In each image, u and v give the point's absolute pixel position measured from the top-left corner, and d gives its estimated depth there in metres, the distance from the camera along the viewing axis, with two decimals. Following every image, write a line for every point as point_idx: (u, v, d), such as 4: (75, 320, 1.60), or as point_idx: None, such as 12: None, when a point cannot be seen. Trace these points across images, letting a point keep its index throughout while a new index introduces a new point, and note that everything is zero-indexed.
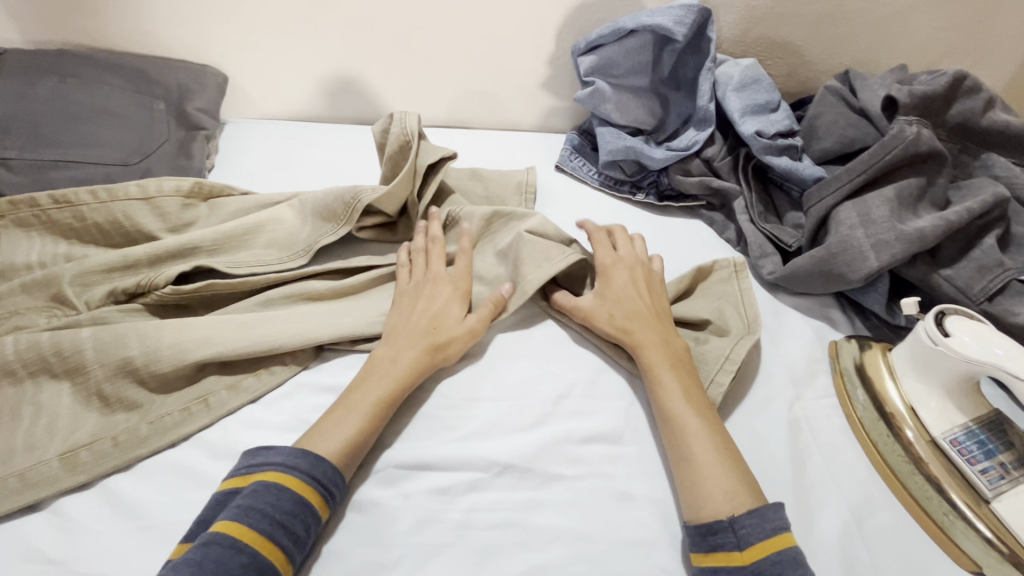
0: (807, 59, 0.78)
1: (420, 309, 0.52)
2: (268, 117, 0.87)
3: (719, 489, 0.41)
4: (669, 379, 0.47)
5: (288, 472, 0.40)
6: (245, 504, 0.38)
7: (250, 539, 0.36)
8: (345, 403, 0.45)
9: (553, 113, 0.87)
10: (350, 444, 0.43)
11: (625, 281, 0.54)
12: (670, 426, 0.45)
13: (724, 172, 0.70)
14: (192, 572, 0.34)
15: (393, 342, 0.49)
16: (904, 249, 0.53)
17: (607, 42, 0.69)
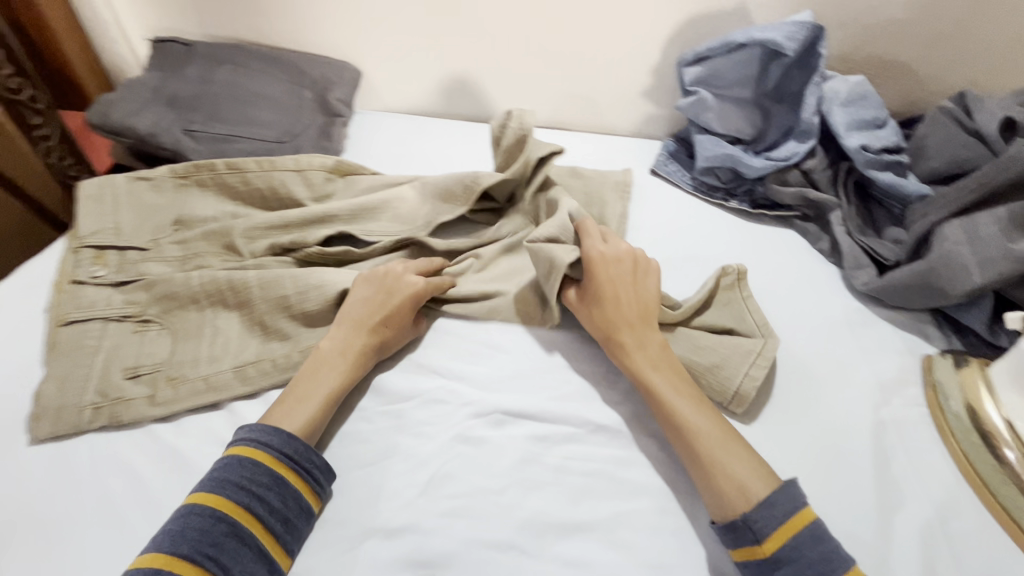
0: (919, 78, 0.78)
1: (367, 300, 0.55)
2: (390, 110, 0.97)
3: (728, 483, 0.43)
4: (661, 384, 0.49)
5: (260, 449, 0.45)
6: (219, 477, 0.44)
7: (227, 509, 0.42)
8: (295, 394, 0.49)
9: (651, 119, 0.91)
10: (309, 423, 0.48)
11: (617, 282, 0.54)
12: (672, 428, 0.48)
13: (822, 185, 0.71)
14: (174, 540, 0.40)
15: (340, 332, 0.54)
16: (1013, 268, 0.53)
17: (714, 54, 0.73)
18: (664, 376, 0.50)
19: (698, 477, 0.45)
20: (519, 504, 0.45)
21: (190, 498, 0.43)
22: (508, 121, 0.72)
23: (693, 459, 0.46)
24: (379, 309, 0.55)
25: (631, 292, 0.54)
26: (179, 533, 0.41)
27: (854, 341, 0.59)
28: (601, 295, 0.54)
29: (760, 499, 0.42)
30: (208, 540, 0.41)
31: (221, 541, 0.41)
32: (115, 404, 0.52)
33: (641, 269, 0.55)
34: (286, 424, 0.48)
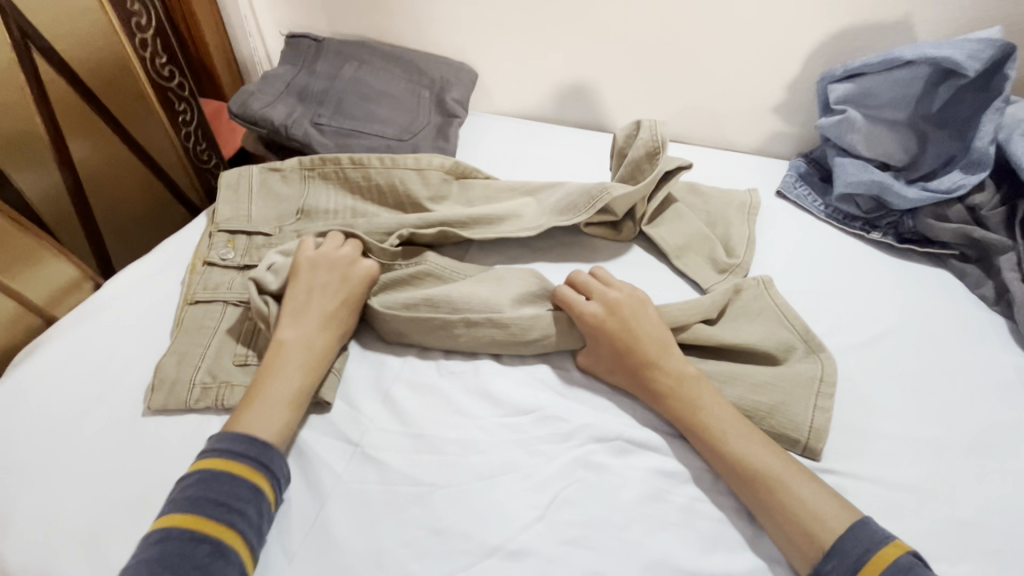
0: None
1: (337, 301, 0.56)
2: (499, 113, 0.97)
3: (798, 530, 0.42)
4: (714, 423, 0.48)
5: (235, 460, 0.45)
6: (196, 496, 0.43)
7: (207, 529, 0.42)
8: (259, 395, 0.49)
9: (778, 137, 0.85)
10: (285, 427, 0.49)
11: (641, 325, 0.53)
12: (729, 468, 0.46)
13: (992, 223, 0.63)
14: (154, 566, 0.39)
15: (301, 326, 0.54)
16: None
17: (870, 71, 0.67)
18: (713, 405, 0.49)
19: (766, 520, 0.44)
20: (643, 542, 0.43)
21: (163, 522, 0.42)
22: (638, 131, 0.70)
23: (758, 499, 0.44)
24: (332, 299, 0.56)
25: (646, 330, 0.53)
26: (161, 558, 0.40)
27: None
28: (621, 334, 0.52)
29: (839, 543, 0.40)
30: (195, 563, 0.40)
31: (205, 562, 0.40)
32: (231, 384, 0.53)
33: (644, 315, 0.54)
34: (263, 430, 0.48)
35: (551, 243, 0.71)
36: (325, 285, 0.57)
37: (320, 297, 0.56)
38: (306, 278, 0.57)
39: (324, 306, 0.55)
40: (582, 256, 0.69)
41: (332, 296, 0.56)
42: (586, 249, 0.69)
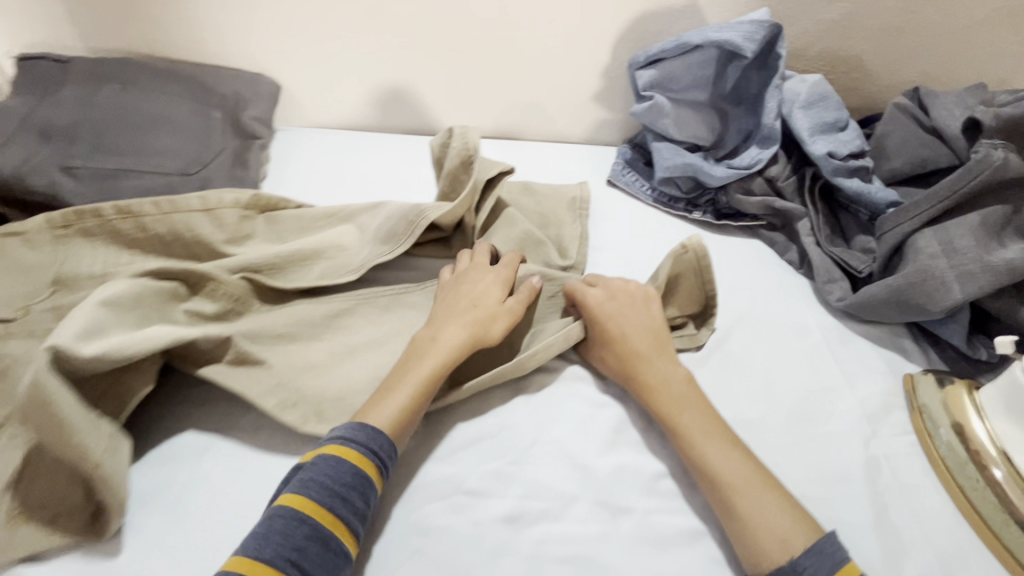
0: (871, 74, 0.76)
1: (480, 292, 0.54)
2: (318, 125, 0.87)
3: (768, 532, 0.40)
4: (688, 421, 0.46)
5: (345, 445, 0.42)
6: (308, 477, 0.40)
7: (316, 513, 0.39)
8: (387, 387, 0.47)
9: (604, 125, 0.86)
10: (396, 420, 0.45)
11: (631, 318, 0.52)
12: (700, 470, 0.44)
13: (787, 193, 0.67)
14: (259, 544, 0.37)
15: (452, 322, 0.51)
16: (991, 282, 0.51)
17: (667, 56, 0.68)
18: (693, 411, 0.47)
19: (726, 522, 0.42)
20: None
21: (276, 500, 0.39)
22: (451, 140, 0.70)
23: (720, 499, 0.43)
24: (469, 290, 0.54)
25: (653, 332, 0.52)
26: (263, 535, 0.37)
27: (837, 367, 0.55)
28: (613, 329, 0.51)
29: (804, 552, 0.39)
30: (296, 547, 0.37)
31: (305, 545, 0.37)
32: None
33: (652, 308, 0.53)
34: (373, 419, 0.44)
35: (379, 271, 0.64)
36: (474, 280, 0.55)
37: (472, 288, 0.54)
38: (459, 278, 0.56)
39: (454, 299, 0.54)
40: (413, 278, 0.63)
41: (475, 289, 0.54)
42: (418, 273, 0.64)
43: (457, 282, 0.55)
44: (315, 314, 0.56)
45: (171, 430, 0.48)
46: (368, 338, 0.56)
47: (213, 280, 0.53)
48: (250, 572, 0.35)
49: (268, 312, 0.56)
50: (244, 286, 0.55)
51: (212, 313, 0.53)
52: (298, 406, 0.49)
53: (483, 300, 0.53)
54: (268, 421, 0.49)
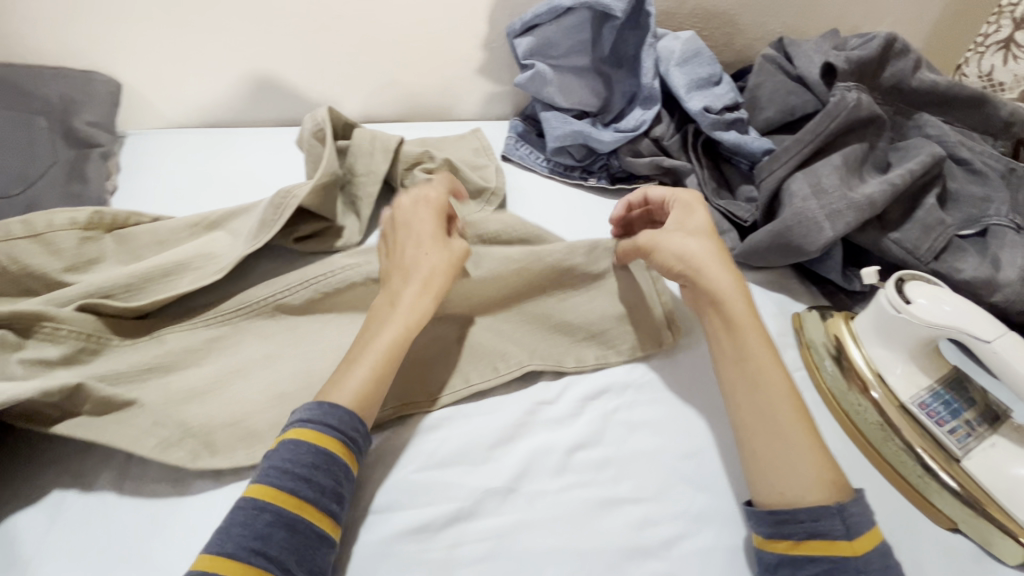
0: (741, 29, 0.78)
1: (417, 242, 0.51)
2: (176, 125, 0.77)
3: (813, 470, 0.39)
4: (758, 347, 0.44)
5: (298, 429, 0.40)
6: (265, 466, 0.38)
7: (278, 499, 0.36)
8: (354, 355, 0.45)
9: (493, 99, 0.83)
10: (365, 388, 0.43)
11: (708, 249, 0.49)
12: (760, 392, 0.42)
13: (674, 150, 0.68)
14: (219, 541, 0.35)
15: (398, 288, 0.49)
16: (857, 217, 0.54)
17: (542, 22, 0.66)
18: (765, 344, 0.44)
19: (771, 451, 0.40)
20: None
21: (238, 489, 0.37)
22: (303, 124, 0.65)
23: (778, 420, 0.41)
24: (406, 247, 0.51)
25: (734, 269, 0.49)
26: (226, 530, 0.35)
27: None
28: (684, 247, 0.49)
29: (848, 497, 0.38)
30: (257, 537, 0.35)
31: (267, 532, 0.35)
32: None
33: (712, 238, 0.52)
34: (333, 399, 0.42)
35: (261, 280, 0.58)
36: (411, 228, 0.53)
37: (419, 228, 0.52)
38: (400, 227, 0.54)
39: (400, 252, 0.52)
40: (297, 278, 0.58)
41: (413, 237, 0.52)
42: None
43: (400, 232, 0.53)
44: (190, 339, 0.50)
45: (10, 505, 0.40)
46: (250, 357, 0.50)
47: (51, 319, 0.46)
48: (214, 569, 0.33)
49: (132, 347, 0.49)
50: (94, 321, 0.48)
51: (60, 356, 0.45)
52: (186, 440, 0.43)
53: (427, 241, 0.51)
54: (150, 461, 0.43)
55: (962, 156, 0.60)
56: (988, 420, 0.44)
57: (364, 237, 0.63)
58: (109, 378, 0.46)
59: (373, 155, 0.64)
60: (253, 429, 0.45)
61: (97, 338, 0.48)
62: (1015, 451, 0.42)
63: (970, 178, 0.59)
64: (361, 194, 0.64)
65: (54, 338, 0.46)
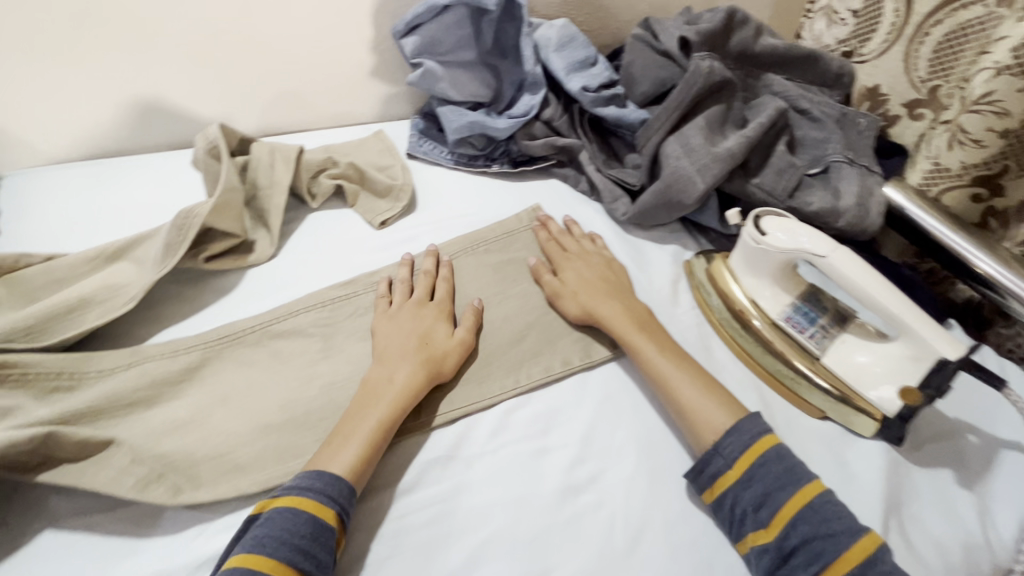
0: (614, 12, 0.84)
1: (426, 326, 0.53)
2: (56, 160, 0.73)
3: (712, 418, 0.47)
4: (639, 338, 0.52)
5: (298, 495, 0.41)
6: (261, 535, 0.39)
7: (273, 569, 0.37)
8: (344, 430, 0.45)
9: (392, 100, 0.85)
10: (356, 464, 0.43)
11: (583, 283, 0.57)
12: (656, 384, 0.50)
13: (564, 130, 0.73)
14: None
15: (403, 373, 0.49)
16: (721, 169, 0.61)
17: (424, 21, 0.70)
18: (651, 344, 0.52)
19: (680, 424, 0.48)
20: None
21: (231, 560, 0.38)
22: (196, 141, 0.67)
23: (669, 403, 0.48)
24: (410, 332, 0.52)
25: (624, 296, 0.56)
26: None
27: (634, 269, 0.63)
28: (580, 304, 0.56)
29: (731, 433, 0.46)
30: None
31: None
32: None
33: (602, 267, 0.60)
34: (330, 467, 0.43)
35: (176, 304, 0.57)
36: (415, 318, 0.54)
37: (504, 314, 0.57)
38: (395, 315, 0.54)
39: (407, 334, 0.52)
40: (216, 297, 0.58)
41: (424, 322, 0.53)
42: (225, 293, 0.59)
43: (395, 318, 0.54)
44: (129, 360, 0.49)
45: None
46: (172, 381, 0.49)
47: (16, 363, 0.46)
48: None
49: (109, 374, 0.48)
50: (64, 356, 0.48)
51: (35, 399, 0.46)
52: (141, 459, 0.43)
53: (433, 327, 0.53)
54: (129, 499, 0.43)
55: (803, 107, 0.69)
56: (838, 322, 0.53)
57: (279, 248, 0.64)
58: (85, 414, 0.45)
59: (274, 166, 0.66)
60: (197, 444, 0.45)
61: (78, 375, 0.48)
62: (858, 343, 0.51)
63: (812, 125, 0.68)
64: (268, 206, 0.64)
65: (26, 382, 0.46)
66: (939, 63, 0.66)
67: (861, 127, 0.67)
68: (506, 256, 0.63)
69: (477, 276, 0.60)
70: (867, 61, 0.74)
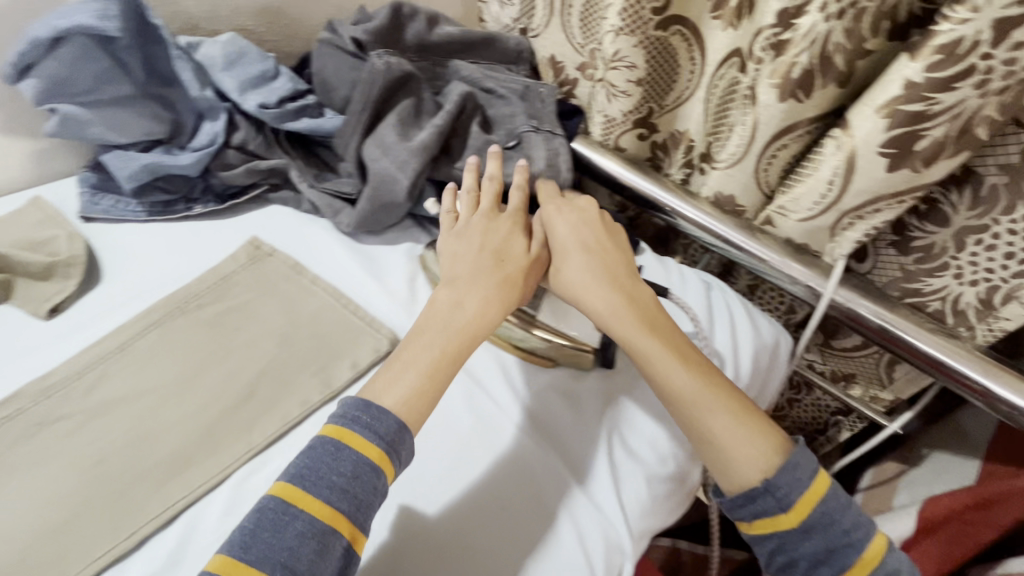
0: (298, 18, 0.79)
1: (496, 243, 0.55)
2: None
3: (750, 455, 0.45)
4: (652, 349, 0.49)
5: (349, 432, 0.42)
6: (300, 470, 0.41)
7: (306, 506, 0.39)
8: (404, 358, 0.47)
9: (47, 155, 0.68)
10: (410, 409, 0.45)
11: (595, 276, 0.53)
12: (671, 402, 0.48)
13: (263, 151, 0.68)
14: (245, 541, 0.38)
15: (479, 289, 0.51)
16: (419, 161, 0.63)
17: (37, 59, 0.57)
18: (668, 355, 0.49)
19: (705, 452, 0.47)
20: None
21: (274, 487, 0.40)
22: None
23: (695, 429, 0.47)
24: (489, 241, 0.55)
25: (630, 293, 0.52)
26: (254, 531, 0.38)
27: (368, 276, 0.62)
28: (573, 290, 0.53)
29: (778, 472, 0.44)
30: (285, 543, 0.38)
31: (296, 544, 0.38)
32: None
33: (610, 255, 0.55)
34: (384, 400, 0.45)
35: None
36: (495, 232, 0.56)
37: (571, 265, 0.54)
38: (459, 226, 0.57)
39: (480, 249, 0.55)
40: None
41: (464, 251, 0.54)
42: None
43: (464, 236, 0.56)
44: None
45: None
46: None
47: None
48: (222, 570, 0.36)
49: None
50: None
51: None
52: None
53: (484, 261, 0.53)
54: None
55: (489, 87, 0.74)
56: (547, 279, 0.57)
57: None
58: None
59: None
60: None
61: None
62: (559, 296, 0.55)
63: (501, 102, 0.74)
64: None
65: None
66: (587, 27, 0.74)
67: (542, 96, 0.74)
68: (229, 300, 0.58)
69: (191, 333, 0.54)
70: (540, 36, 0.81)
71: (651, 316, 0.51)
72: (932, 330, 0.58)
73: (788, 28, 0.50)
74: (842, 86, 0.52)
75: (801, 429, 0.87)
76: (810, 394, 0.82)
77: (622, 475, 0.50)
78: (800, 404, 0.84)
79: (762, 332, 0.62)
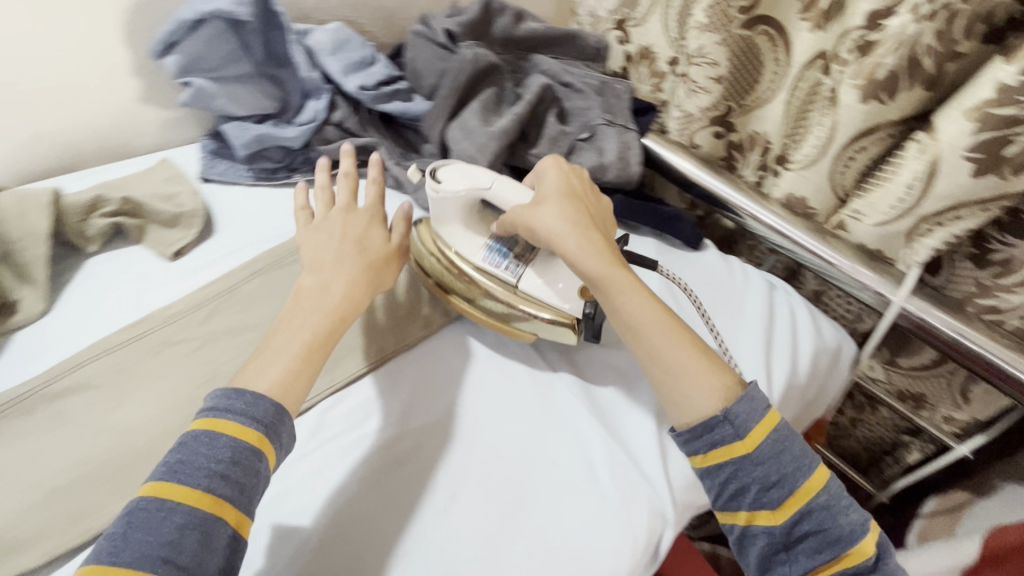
0: (395, 10, 0.86)
1: (360, 232, 0.56)
2: None
3: (704, 386, 0.46)
4: (618, 279, 0.50)
5: (220, 419, 0.41)
6: (173, 464, 0.38)
7: (181, 494, 0.37)
8: (275, 343, 0.47)
9: (175, 123, 0.78)
10: (287, 384, 0.45)
11: (562, 213, 0.52)
12: (633, 332, 0.49)
13: (357, 129, 0.75)
14: (115, 545, 0.34)
15: (340, 274, 0.52)
16: (496, 145, 0.67)
17: (178, 39, 0.65)
18: (633, 288, 0.49)
19: (663, 384, 0.48)
20: None
21: (140, 488, 0.38)
22: None
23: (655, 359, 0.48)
24: (356, 230, 0.56)
25: (596, 229, 0.52)
26: (125, 534, 0.35)
27: None
28: (538, 225, 0.52)
29: (733, 401, 0.45)
30: (166, 534, 0.35)
31: (177, 535, 0.35)
32: None
33: (580, 196, 0.55)
34: (257, 385, 0.44)
35: None
36: (355, 224, 0.57)
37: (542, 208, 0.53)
38: (316, 225, 0.57)
39: (342, 238, 0.55)
40: None
41: (331, 243, 0.55)
42: None
43: (324, 229, 0.56)
44: None
45: None
46: None
47: None
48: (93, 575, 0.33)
49: None
50: None
51: None
52: None
53: (346, 247, 0.54)
54: None
55: (567, 81, 0.78)
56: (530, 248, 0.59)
57: (51, 302, 0.58)
58: None
59: (26, 215, 0.58)
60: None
61: None
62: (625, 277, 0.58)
63: (578, 96, 0.77)
64: (27, 260, 0.58)
65: None
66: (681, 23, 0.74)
67: (619, 93, 0.77)
68: None
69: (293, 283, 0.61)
70: (641, 24, 0.81)
71: (613, 251, 0.52)
72: (1009, 343, 0.55)
73: (876, 29, 0.51)
74: (929, 89, 0.51)
75: (865, 448, 0.84)
76: (874, 412, 0.79)
77: (602, 464, 0.50)
78: (864, 422, 0.81)
79: (824, 336, 0.62)
